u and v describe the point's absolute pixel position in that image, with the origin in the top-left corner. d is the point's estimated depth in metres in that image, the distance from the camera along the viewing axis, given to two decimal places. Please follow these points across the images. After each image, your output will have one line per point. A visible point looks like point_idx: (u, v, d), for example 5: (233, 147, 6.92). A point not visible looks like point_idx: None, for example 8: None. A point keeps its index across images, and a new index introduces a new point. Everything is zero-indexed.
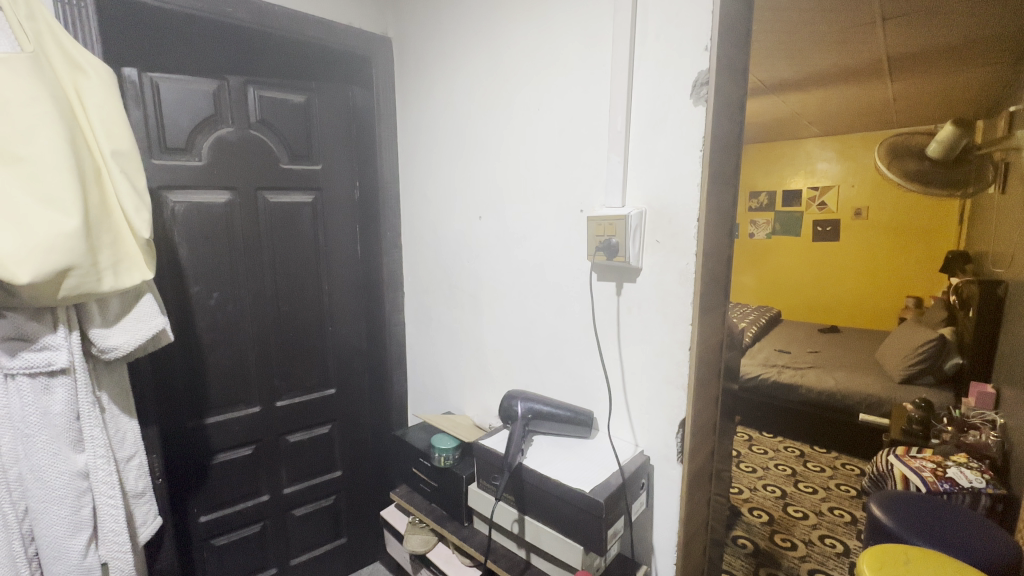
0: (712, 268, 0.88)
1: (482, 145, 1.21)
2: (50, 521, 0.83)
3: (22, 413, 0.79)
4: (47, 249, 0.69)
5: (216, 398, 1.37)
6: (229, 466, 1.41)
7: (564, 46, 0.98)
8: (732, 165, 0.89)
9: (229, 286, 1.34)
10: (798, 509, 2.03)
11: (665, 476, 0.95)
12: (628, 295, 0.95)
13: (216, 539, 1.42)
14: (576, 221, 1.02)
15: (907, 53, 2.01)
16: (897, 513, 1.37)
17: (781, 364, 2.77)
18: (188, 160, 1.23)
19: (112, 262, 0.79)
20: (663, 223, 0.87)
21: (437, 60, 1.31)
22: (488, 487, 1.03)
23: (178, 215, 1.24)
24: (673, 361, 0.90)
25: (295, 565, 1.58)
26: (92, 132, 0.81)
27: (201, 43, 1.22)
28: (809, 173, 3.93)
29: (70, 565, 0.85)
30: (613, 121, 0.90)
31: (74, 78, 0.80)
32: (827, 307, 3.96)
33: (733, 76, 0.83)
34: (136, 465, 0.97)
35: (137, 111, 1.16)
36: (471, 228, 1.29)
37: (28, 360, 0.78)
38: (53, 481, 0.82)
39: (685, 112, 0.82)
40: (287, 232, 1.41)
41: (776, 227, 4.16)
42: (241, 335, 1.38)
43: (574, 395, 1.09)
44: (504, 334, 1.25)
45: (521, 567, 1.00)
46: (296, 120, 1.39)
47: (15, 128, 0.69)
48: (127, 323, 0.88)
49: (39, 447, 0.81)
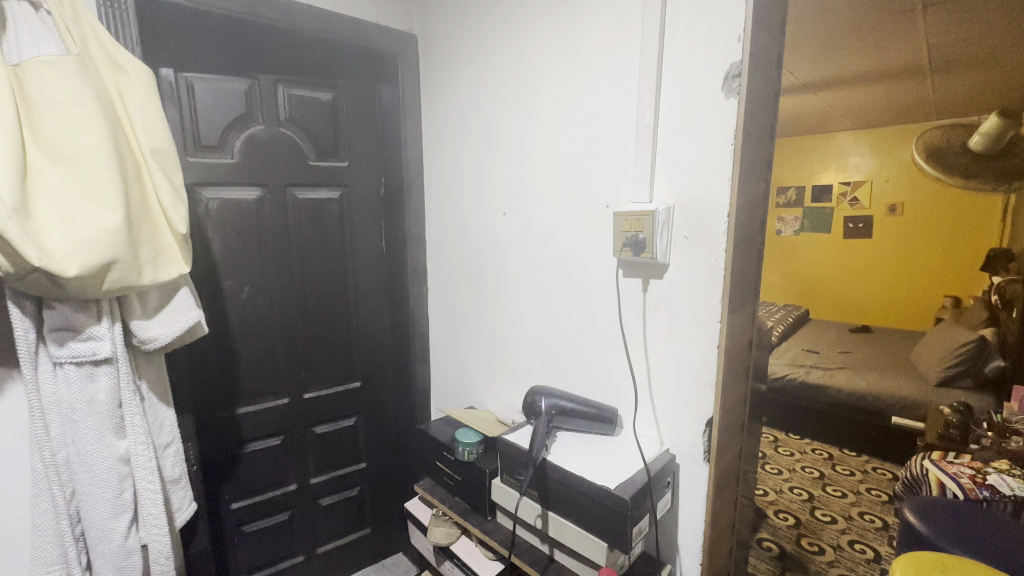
0: (743, 265, 0.86)
1: (508, 140, 1.21)
2: (95, 503, 0.87)
3: (70, 399, 0.83)
4: (92, 243, 0.72)
5: (247, 389, 1.41)
6: (259, 455, 1.45)
7: (591, 40, 0.97)
8: (764, 159, 0.87)
9: (260, 280, 1.37)
10: (826, 513, 1.98)
11: (691, 475, 0.93)
12: (654, 291, 0.94)
13: (246, 526, 1.47)
14: (602, 216, 1.01)
15: (949, 42, 1.92)
16: (934, 520, 1.32)
17: (809, 364, 2.70)
18: (220, 158, 1.27)
19: (151, 257, 0.82)
20: (692, 219, 0.85)
21: (463, 56, 1.31)
22: (512, 482, 1.03)
23: (212, 211, 1.27)
24: (701, 359, 0.88)
25: (322, 553, 1.62)
26: (133, 131, 0.84)
27: (234, 43, 1.25)
28: (841, 167, 3.80)
29: (113, 546, 0.89)
30: (641, 115, 0.89)
31: (117, 79, 0.84)
32: (858, 306, 3.84)
33: (767, 67, 0.81)
34: (172, 452, 1.00)
35: (173, 110, 1.20)
36: (496, 222, 1.29)
37: (75, 349, 0.82)
38: (97, 465, 0.86)
39: (716, 105, 0.80)
40: (315, 227, 1.44)
41: (805, 223, 4.04)
42: (270, 329, 1.42)
43: (598, 392, 1.08)
44: (527, 330, 1.25)
45: (545, 562, 1.00)
46: (323, 117, 1.41)
47: (63, 128, 0.72)
48: (166, 315, 0.91)
49: (85, 432, 0.84)
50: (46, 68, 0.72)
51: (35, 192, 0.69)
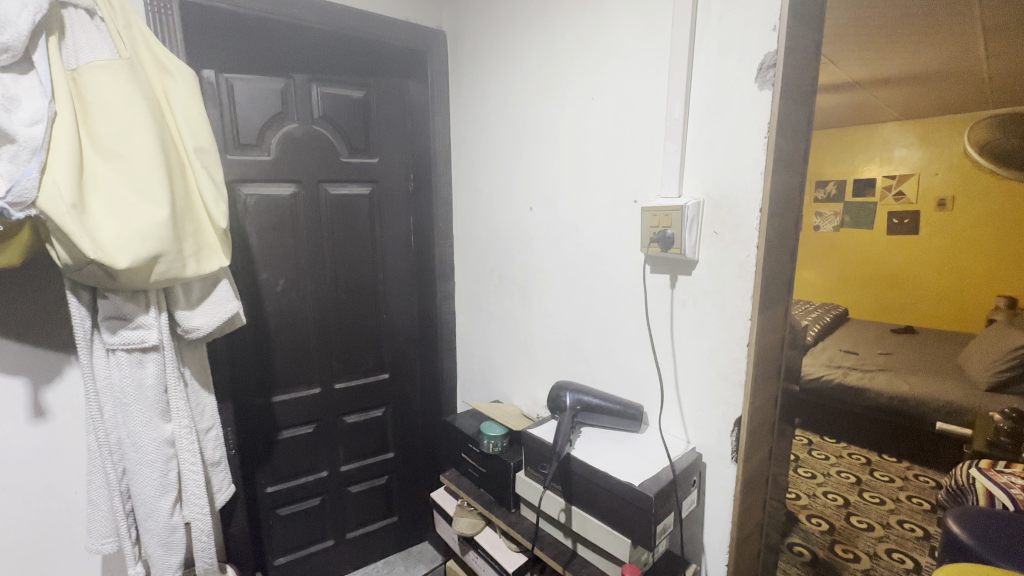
0: (775, 261, 0.84)
1: (536, 135, 1.21)
2: (144, 482, 0.93)
3: (121, 383, 0.89)
4: (141, 237, 0.76)
5: (282, 378, 1.46)
6: (292, 442, 1.51)
7: (620, 33, 0.96)
8: (800, 152, 0.84)
9: (294, 273, 1.42)
10: (863, 520, 1.91)
11: (718, 474, 0.92)
12: (682, 288, 0.92)
13: (280, 509, 1.53)
14: (630, 212, 1.00)
15: (1009, 24, 1.80)
16: (980, 531, 1.26)
17: (847, 365, 2.60)
18: (258, 155, 1.32)
19: (194, 250, 0.86)
20: (722, 214, 0.84)
21: (492, 51, 1.31)
22: (536, 476, 1.04)
23: (249, 207, 1.32)
24: (730, 357, 0.87)
25: (351, 538, 1.67)
26: (178, 130, 0.88)
27: (271, 43, 1.30)
28: (885, 160, 3.64)
29: (159, 523, 0.95)
30: (671, 108, 0.87)
31: (163, 80, 0.88)
32: (901, 306, 3.67)
33: (804, 58, 0.78)
34: (213, 436, 1.05)
35: (214, 109, 1.25)
36: (523, 217, 1.30)
37: (126, 336, 0.87)
38: (145, 446, 0.91)
39: (750, 97, 0.78)
40: (346, 222, 1.48)
41: (845, 218, 3.88)
42: (304, 321, 1.47)
43: (624, 389, 1.08)
44: (552, 325, 1.25)
45: (568, 556, 1.00)
46: (355, 114, 1.44)
47: (115, 129, 0.76)
48: (208, 305, 0.95)
49: (135, 414, 0.90)
50: (100, 72, 0.77)
51: (91, 189, 0.74)
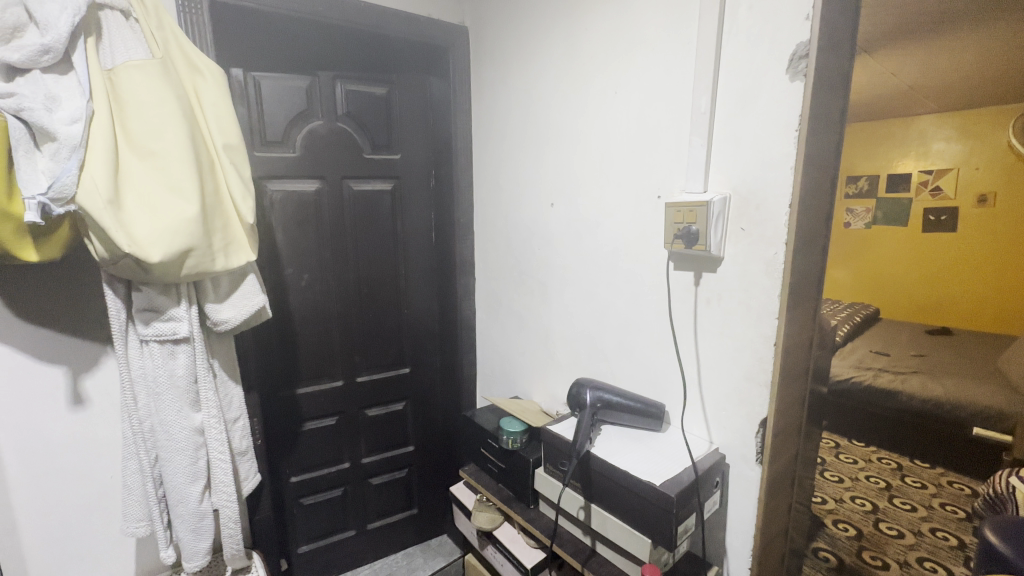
0: (804, 259, 0.81)
1: (558, 130, 1.20)
2: (175, 469, 0.96)
3: (154, 373, 0.92)
4: (173, 232, 0.78)
5: (306, 371, 1.49)
6: (316, 434, 1.54)
7: (645, 26, 0.95)
8: (833, 146, 0.81)
9: (318, 268, 1.45)
10: (893, 527, 1.85)
11: (742, 476, 0.90)
12: (707, 285, 0.91)
13: (304, 499, 1.56)
14: (653, 208, 0.98)
15: None
16: (1018, 541, 1.21)
17: (878, 368, 2.51)
18: (284, 152, 1.34)
19: (223, 245, 0.88)
20: (750, 210, 0.82)
21: (514, 46, 1.31)
22: (556, 473, 1.04)
23: (276, 203, 1.35)
24: (756, 357, 0.84)
25: (373, 529, 1.70)
26: (208, 127, 0.90)
27: (296, 41, 1.32)
28: (921, 154, 3.50)
29: (190, 508, 0.98)
30: (697, 102, 0.85)
31: (194, 79, 0.90)
32: (937, 307, 3.53)
33: (839, 47, 0.75)
34: (240, 426, 1.08)
35: (242, 106, 1.28)
36: (544, 214, 1.29)
37: (158, 328, 0.90)
38: (176, 434, 0.94)
39: (781, 89, 0.75)
40: (369, 218, 1.50)
41: (877, 215, 3.75)
42: (327, 315, 1.49)
43: (645, 387, 1.06)
44: (572, 322, 1.25)
45: (587, 554, 1.00)
46: (378, 111, 1.46)
47: (149, 126, 0.79)
48: (236, 298, 0.97)
49: (167, 403, 0.93)
50: (134, 72, 0.80)
51: (127, 185, 0.76)
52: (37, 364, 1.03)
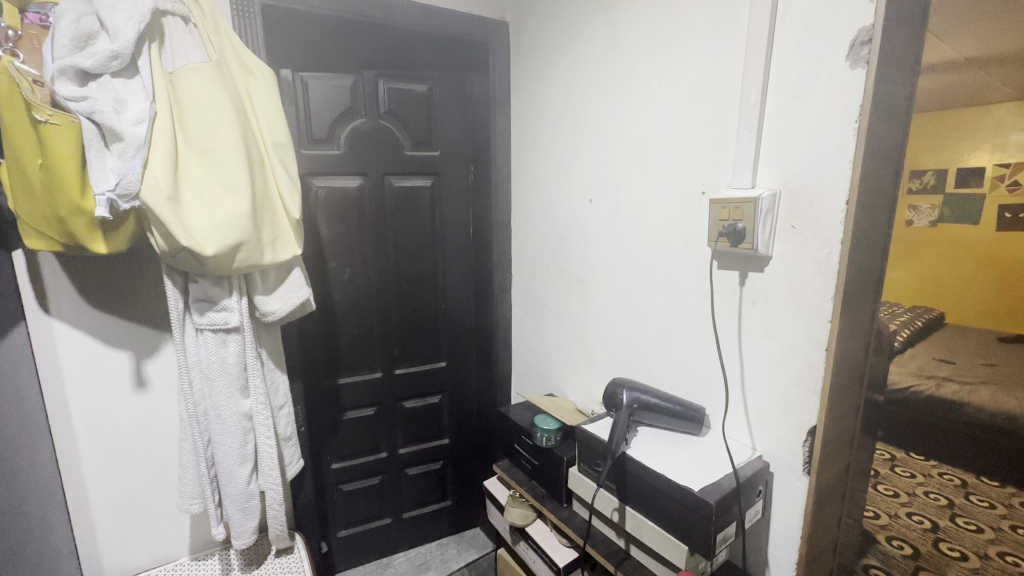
0: (862, 260, 0.76)
1: (599, 126, 1.17)
2: (226, 451, 1.01)
3: (208, 360, 0.97)
4: (226, 226, 0.81)
5: (347, 362, 1.54)
6: (356, 423, 1.59)
7: (692, 16, 0.91)
8: (897, 137, 0.75)
9: (359, 262, 1.49)
10: (954, 548, 1.72)
11: (787, 486, 0.86)
12: (753, 286, 0.87)
13: (344, 485, 1.62)
14: (697, 204, 0.95)
15: None
16: None
17: (941, 376, 2.35)
18: (329, 150, 1.38)
19: (271, 239, 0.91)
20: (802, 207, 0.77)
21: (555, 40, 1.29)
22: (590, 473, 1.03)
23: (320, 199, 1.40)
24: (806, 362, 0.80)
25: (408, 517, 1.74)
26: (259, 126, 0.94)
27: (342, 42, 1.35)
28: (998, 146, 3.20)
29: (239, 489, 1.03)
30: (745, 92, 0.81)
31: (246, 80, 0.94)
32: (1010, 312, 3.25)
33: (907, 32, 0.70)
34: (285, 412, 1.13)
35: (290, 106, 1.33)
36: (582, 210, 1.28)
37: (211, 318, 0.95)
38: (227, 419, 0.99)
39: (839, 78, 0.71)
40: (408, 213, 1.52)
41: (944, 211, 3.49)
42: (367, 308, 1.53)
43: (685, 390, 1.03)
44: (610, 320, 1.22)
45: (620, 556, 0.98)
46: (418, 109, 1.48)
47: (206, 126, 0.83)
48: (282, 291, 1.01)
49: (220, 388, 0.98)
50: (192, 74, 0.84)
51: (185, 182, 0.81)
52: (106, 348, 1.12)
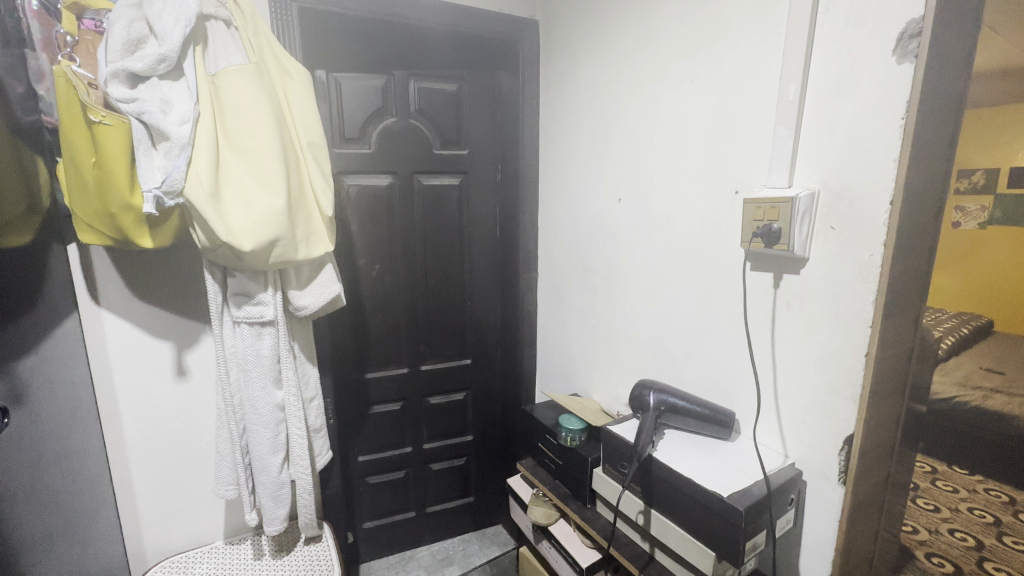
0: (906, 264, 0.73)
1: (629, 124, 1.16)
2: (260, 440, 1.05)
3: (244, 351, 1.00)
4: (264, 223, 0.84)
5: (375, 356, 1.57)
6: (382, 417, 1.62)
7: (728, 12, 0.90)
8: (947, 136, 0.72)
9: (388, 259, 1.51)
10: (1000, 568, 1.64)
11: (821, 495, 0.83)
12: (788, 288, 0.84)
13: (370, 477, 1.65)
14: (730, 204, 0.93)
15: None
16: None
17: (989, 388, 2.26)
18: (360, 148, 1.41)
19: (305, 236, 0.93)
20: (842, 207, 0.74)
21: (585, 38, 1.29)
22: (615, 474, 1.02)
23: (351, 197, 1.42)
24: (843, 367, 0.77)
25: (432, 512, 1.77)
26: (295, 126, 0.97)
27: (374, 42, 1.38)
28: None
29: (271, 477, 1.07)
30: (784, 89, 0.79)
31: (284, 82, 0.97)
32: None
33: (959, 24, 0.66)
34: (315, 405, 1.16)
35: (324, 105, 1.36)
36: (610, 210, 1.26)
37: (248, 311, 0.98)
38: (261, 409, 1.03)
39: (885, 73, 0.68)
40: (436, 211, 1.54)
41: (995, 213, 3.29)
42: (395, 304, 1.56)
43: (714, 393, 1.01)
44: (638, 321, 1.21)
45: (644, 560, 0.97)
46: (448, 107, 1.49)
47: (246, 125, 0.86)
48: (315, 287, 1.03)
49: (255, 379, 1.02)
50: (234, 76, 0.87)
51: (226, 180, 0.84)
52: (149, 338, 1.17)
